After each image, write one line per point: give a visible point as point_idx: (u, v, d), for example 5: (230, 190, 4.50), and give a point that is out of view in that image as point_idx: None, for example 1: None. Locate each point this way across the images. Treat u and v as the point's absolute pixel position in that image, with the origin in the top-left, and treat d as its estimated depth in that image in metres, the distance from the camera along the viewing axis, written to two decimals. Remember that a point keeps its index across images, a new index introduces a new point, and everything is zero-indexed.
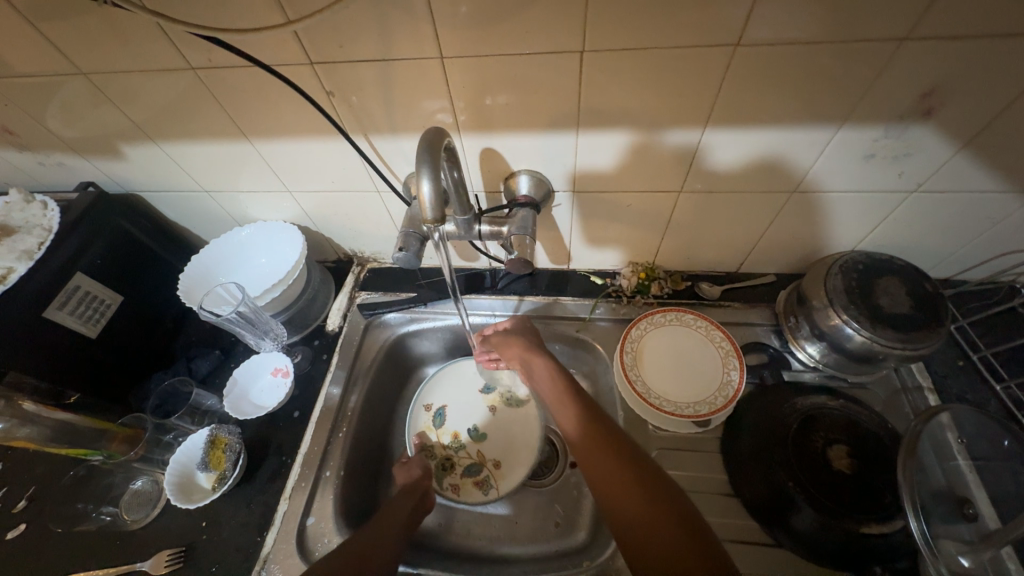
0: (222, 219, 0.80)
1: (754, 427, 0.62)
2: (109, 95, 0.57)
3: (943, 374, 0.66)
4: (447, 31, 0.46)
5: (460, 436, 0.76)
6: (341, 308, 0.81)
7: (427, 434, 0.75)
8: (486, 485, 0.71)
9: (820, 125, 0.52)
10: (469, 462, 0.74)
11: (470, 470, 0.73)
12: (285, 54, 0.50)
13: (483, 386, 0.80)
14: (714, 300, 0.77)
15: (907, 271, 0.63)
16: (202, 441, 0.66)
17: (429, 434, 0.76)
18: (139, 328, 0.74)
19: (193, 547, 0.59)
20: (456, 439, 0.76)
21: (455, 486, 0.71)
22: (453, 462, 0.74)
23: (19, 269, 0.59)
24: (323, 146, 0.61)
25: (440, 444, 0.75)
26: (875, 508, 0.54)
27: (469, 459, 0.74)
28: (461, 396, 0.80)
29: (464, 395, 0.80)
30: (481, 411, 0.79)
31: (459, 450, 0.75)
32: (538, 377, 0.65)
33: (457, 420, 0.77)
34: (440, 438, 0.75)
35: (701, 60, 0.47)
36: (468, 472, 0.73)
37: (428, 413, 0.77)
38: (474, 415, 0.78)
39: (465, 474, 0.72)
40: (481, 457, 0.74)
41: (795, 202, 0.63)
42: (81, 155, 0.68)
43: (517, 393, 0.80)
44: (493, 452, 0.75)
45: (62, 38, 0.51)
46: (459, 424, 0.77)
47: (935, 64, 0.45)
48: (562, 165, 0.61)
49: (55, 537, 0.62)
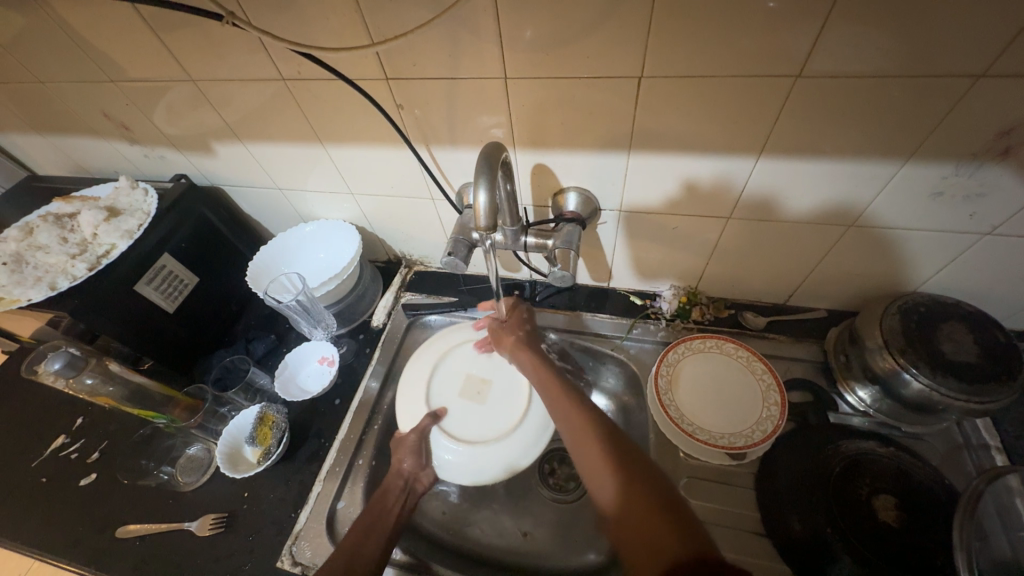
0: (289, 215, 0.87)
1: (793, 468, 0.60)
2: (209, 99, 0.65)
3: (1014, 435, 0.61)
4: (512, 54, 0.50)
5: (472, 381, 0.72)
6: (386, 306, 0.85)
7: (469, 380, 0.73)
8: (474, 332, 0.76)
9: (884, 159, 0.50)
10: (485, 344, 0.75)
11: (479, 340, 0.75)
12: (364, 70, 0.55)
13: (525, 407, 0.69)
14: (758, 330, 0.75)
15: (976, 319, 0.59)
16: (253, 417, 0.71)
17: (472, 373, 0.73)
18: (209, 307, 0.81)
19: (235, 515, 0.64)
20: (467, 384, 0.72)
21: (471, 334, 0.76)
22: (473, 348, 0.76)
23: (120, 245, 0.67)
24: (387, 154, 0.66)
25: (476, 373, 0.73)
26: (924, 569, 0.51)
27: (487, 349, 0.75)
28: (487, 420, 0.69)
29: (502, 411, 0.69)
30: (504, 405, 0.70)
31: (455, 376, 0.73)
32: (524, 369, 0.68)
33: (497, 372, 0.73)
34: (477, 377, 0.73)
35: (760, 89, 0.47)
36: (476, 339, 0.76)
37: (474, 394, 0.71)
38: (501, 398, 0.71)
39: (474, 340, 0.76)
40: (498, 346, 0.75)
41: (852, 237, 0.61)
42: (178, 150, 0.77)
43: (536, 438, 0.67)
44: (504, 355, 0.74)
45: (180, 49, 0.58)
46: (481, 377, 0.73)
47: (1015, 103, 0.42)
48: (611, 185, 0.62)
49: (121, 488, 0.69)
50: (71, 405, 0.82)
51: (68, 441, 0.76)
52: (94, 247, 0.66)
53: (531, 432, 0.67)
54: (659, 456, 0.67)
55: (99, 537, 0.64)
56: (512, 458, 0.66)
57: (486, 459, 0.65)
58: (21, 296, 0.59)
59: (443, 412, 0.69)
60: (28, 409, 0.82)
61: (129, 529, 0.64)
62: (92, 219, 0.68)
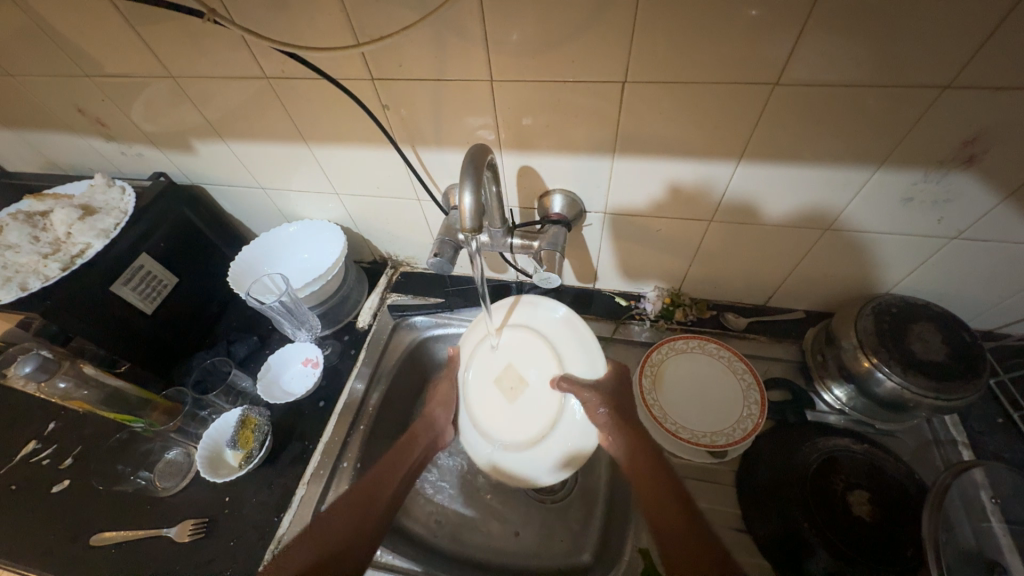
0: (272, 214, 0.85)
1: (771, 466, 0.61)
2: (190, 97, 0.63)
3: (979, 430, 0.64)
4: (498, 56, 0.50)
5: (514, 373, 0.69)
6: (372, 307, 0.84)
7: (506, 372, 0.69)
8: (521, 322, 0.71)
9: (858, 165, 0.52)
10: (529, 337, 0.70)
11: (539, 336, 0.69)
12: (350, 70, 0.55)
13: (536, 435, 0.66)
14: (738, 331, 0.76)
15: (944, 320, 0.61)
16: (234, 420, 0.70)
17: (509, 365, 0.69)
18: (189, 309, 0.80)
19: (215, 520, 0.63)
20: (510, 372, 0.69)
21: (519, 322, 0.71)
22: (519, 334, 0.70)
23: (96, 245, 0.65)
24: (373, 154, 0.66)
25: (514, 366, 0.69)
26: (896, 560, 0.52)
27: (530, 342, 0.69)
28: (510, 422, 0.67)
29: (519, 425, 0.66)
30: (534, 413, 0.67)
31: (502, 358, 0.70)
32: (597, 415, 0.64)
33: (536, 372, 0.68)
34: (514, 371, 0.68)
35: (739, 96, 0.48)
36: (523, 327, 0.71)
37: (507, 389, 0.68)
38: (533, 403, 0.67)
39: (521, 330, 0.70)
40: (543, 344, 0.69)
41: (829, 240, 0.63)
42: (157, 147, 0.75)
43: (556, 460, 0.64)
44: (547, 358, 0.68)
45: (159, 45, 0.57)
46: (520, 371, 0.68)
47: (980, 113, 0.44)
48: (595, 188, 0.63)
49: (95, 494, 0.67)
50: (43, 409, 0.79)
51: (39, 446, 0.74)
52: (68, 246, 0.64)
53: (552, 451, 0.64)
54: None
55: (72, 545, 0.62)
56: (524, 466, 0.65)
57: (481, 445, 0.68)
58: None
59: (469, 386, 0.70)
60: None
61: (104, 537, 0.62)
62: (66, 217, 0.66)
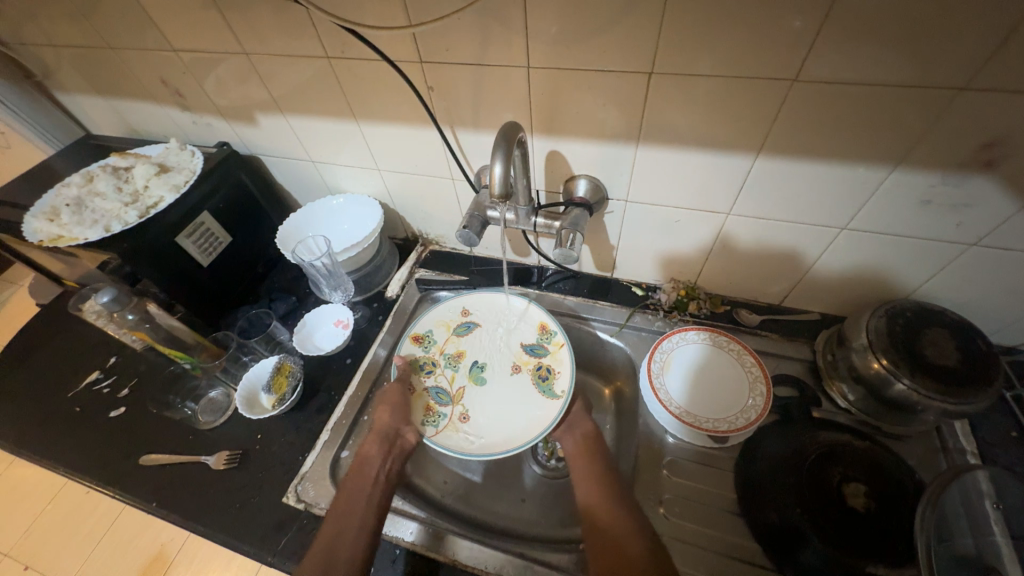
0: (318, 187, 0.93)
1: (768, 454, 0.63)
2: (259, 73, 0.71)
3: (990, 442, 0.63)
4: (536, 44, 0.54)
5: (459, 362, 0.78)
6: (401, 279, 0.90)
7: (457, 343, 0.80)
8: (432, 414, 0.72)
9: (875, 163, 0.54)
10: (441, 389, 0.75)
11: (444, 400, 0.74)
12: (401, 52, 0.60)
13: (526, 343, 0.79)
14: (751, 327, 0.78)
15: (959, 326, 0.61)
16: (270, 366, 0.77)
17: (450, 341, 0.80)
18: (239, 266, 0.88)
19: (248, 453, 0.69)
20: (453, 358, 0.79)
21: (427, 409, 0.73)
22: (436, 369, 0.77)
23: (167, 198, 0.73)
24: (415, 132, 0.71)
25: (455, 356, 0.79)
26: (886, 550, 0.53)
27: (444, 381, 0.76)
28: (495, 346, 0.80)
29: (515, 332, 0.81)
30: (502, 365, 0.78)
31: (443, 370, 0.77)
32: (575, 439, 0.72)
33: (474, 407, 0.74)
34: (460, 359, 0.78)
35: (759, 91, 0.51)
36: (434, 395, 0.74)
37: (471, 362, 0.79)
38: (492, 361, 0.79)
39: (434, 397, 0.74)
40: (456, 394, 0.75)
41: (845, 238, 0.64)
42: (224, 118, 0.83)
43: (536, 344, 0.79)
44: (469, 405, 0.74)
45: (237, 24, 0.64)
46: (479, 398, 0.75)
47: (998, 117, 0.45)
48: (619, 175, 0.67)
49: (148, 420, 0.75)
50: (105, 345, 0.88)
51: (101, 376, 0.83)
52: (145, 198, 0.73)
53: (538, 353, 0.78)
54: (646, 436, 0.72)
55: (125, 462, 0.70)
56: (546, 320, 0.79)
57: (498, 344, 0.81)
58: (80, 235, 0.66)
59: (460, 355, 0.79)
60: (67, 347, 0.89)
61: (151, 458, 0.69)
62: (145, 172, 0.76)
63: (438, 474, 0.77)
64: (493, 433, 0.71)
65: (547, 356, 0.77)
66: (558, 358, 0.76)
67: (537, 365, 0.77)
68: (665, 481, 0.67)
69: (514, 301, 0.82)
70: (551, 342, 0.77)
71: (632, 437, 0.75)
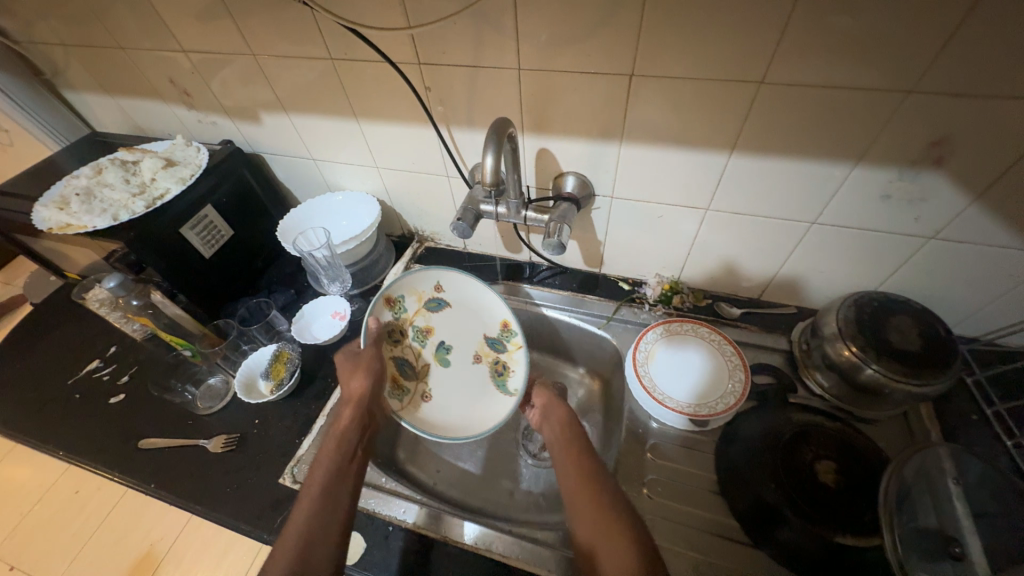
0: (318, 184, 0.96)
1: (745, 436, 0.66)
2: (264, 73, 0.75)
3: (953, 424, 0.67)
4: (526, 47, 0.59)
5: (427, 338, 0.81)
6: (396, 273, 0.93)
7: (426, 317, 0.82)
8: (399, 387, 0.77)
9: (839, 160, 0.58)
10: (406, 360, 0.79)
11: (408, 374, 0.78)
12: (401, 54, 0.64)
13: (489, 336, 0.83)
14: (730, 319, 0.82)
15: (920, 314, 0.65)
16: (268, 354, 0.80)
17: (420, 316, 0.82)
18: (239, 259, 0.90)
19: (245, 437, 0.71)
20: (422, 332, 0.81)
21: (394, 381, 0.77)
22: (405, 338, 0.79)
23: (173, 190, 0.76)
24: (412, 130, 0.75)
25: (423, 330, 0.81)
26: (853, 521, 0.57)
27: (411, 354, 0.80)
28: (462, 333, 0.83)
29: (478, 321, 0.83)
30: (465, 351, 0.83)
31: (411, 343, 0.80)
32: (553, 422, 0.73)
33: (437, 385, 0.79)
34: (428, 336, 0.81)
35: (730, 93, 0.55)
36: (399, 366, 0.78)
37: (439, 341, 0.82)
38: (458, 344, 0.83)
39: (399, 367, 0.78)
40: (421, 371, 0.80)
41: (816, 232, 0.68)
42: (229, 117, 0.87)
43: (498, 339, 0.82)
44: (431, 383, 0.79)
45: (245, 26, 0.68)
46: (441, 378, 0.80)
47: (943, 116, 0.50)
48: (604, 172, 0.71)
49: (147, 406, 0.77)
50: (105, 335, 0.90)
51: (101, 365, 0.85)
52: (151, 189, 0.76)
53: (498, 347, 0.82)
54: (631, 421, 0.75)
55: (124, 446, 0.72)
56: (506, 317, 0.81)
57: (461, 331, 0.84)
58: (88, 223, 0.69)
59: (429, 330, 0.82)
60: (68, 337, 0.90)
61: (151, 441, 0.71)
62: (152, 166, 0.79)
63: (431, 461, 0.80)
64: (449, 418, 0.76)
65: (505, 353, 0.81)
66: (514, 357, 0.80)
67: (495, 360, 0.82)
68: (648, 463, 0.70)
69: (484, 290, 0.82)
70: (511, 341, 0.81)
71: (618, 424, 0.78)
